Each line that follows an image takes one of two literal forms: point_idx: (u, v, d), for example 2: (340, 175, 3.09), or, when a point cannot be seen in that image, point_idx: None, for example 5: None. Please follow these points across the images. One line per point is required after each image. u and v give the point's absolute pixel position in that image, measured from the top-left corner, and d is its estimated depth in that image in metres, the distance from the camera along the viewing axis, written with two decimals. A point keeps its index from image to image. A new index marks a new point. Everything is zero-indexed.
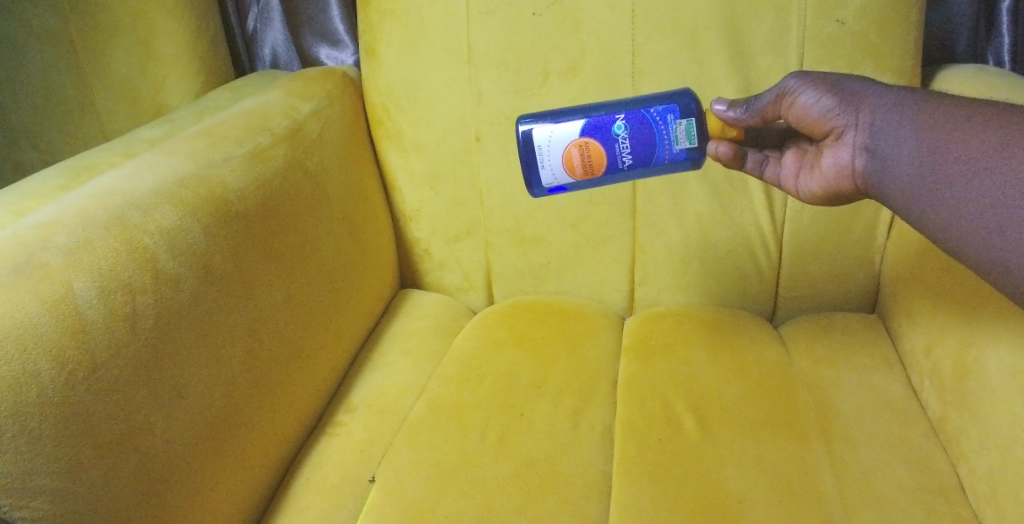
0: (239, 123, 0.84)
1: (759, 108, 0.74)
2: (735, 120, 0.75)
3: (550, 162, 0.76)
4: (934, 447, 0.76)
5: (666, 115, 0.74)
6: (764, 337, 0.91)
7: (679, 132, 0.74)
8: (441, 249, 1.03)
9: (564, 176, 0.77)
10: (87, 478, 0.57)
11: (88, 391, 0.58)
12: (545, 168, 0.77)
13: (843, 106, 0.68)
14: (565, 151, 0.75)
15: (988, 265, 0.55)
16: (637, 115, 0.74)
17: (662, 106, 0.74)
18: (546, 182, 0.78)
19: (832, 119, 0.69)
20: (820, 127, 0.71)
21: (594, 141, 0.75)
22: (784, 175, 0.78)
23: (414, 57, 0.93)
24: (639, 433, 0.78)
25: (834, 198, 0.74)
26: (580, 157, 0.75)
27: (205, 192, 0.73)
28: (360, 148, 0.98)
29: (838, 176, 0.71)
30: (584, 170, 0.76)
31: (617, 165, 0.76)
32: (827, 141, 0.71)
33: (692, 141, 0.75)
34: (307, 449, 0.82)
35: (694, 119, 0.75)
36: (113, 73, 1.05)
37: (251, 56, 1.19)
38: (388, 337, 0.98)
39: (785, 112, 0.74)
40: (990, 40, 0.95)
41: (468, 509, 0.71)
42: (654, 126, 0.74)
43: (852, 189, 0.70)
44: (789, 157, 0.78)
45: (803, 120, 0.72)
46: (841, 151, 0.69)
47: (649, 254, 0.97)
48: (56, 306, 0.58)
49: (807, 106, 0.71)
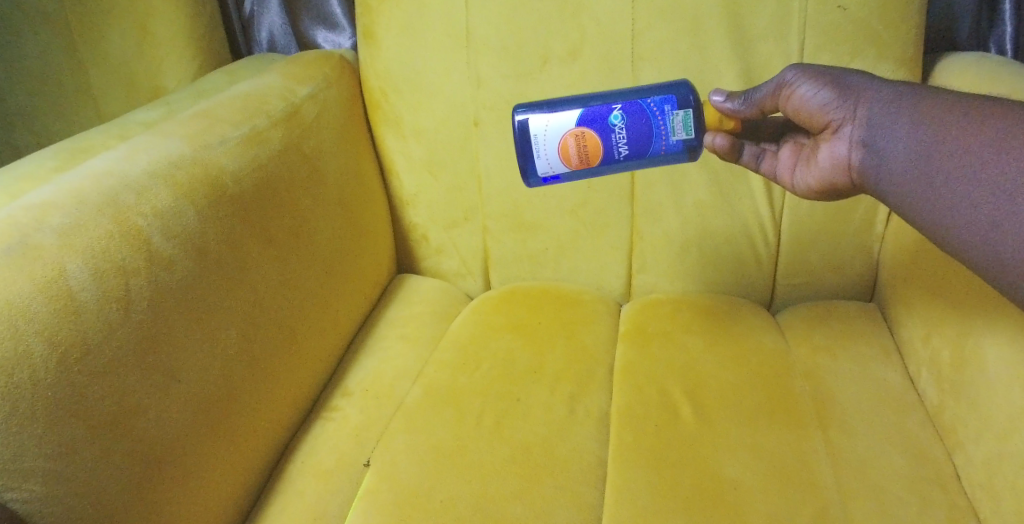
0: (235, 106, 0.83)
1: (757, 99, 0.74)
2: (733, 111, 0.75)
3: (546, 151, 0.75)
4: (931, 435, 0.75)
5: (664, 106, 0.74)
6: (762, 325, 0.91)
7: (676, 124, 0.74)
8: (439, 235, 1.03)
9: (560, 165, 0.76)
10: (80, 460, 0.57)
11: (81, 373, 0.58)
12: (541, 158, 0.76)
13: (841, 99, 0.68)
14: (561, 141, 0.75)
15: (982, 259, 0.55)
16: (634, 106, 0.73)
17: (659, 97, 0.74)
18: (542, 171, 0.77)
19: (829, 112, 0.68)
20: (817, 120, 0.70)
21: (590, 132, 0.74)
22: (780, 169, 0.77)
23: (412, 41, 0.92)
24: (635, 418, 0.78)
25: (829, 193, 0.73)
26: (576, 147, 0.75)
27: (199, 175, 0.73)
28: (357, 132, 0.97)
29: (834, 170, 0.70)
30: (580, 161, 0.75)
31: (613, 156, 0.75)
32: (824, 135, 0.71)
33: (689, 132, 0.75)
34: (303, 434, 0.82)
35: (691, 110, 0.74)
36: (109, 53, 1.04)
37: (248, 39, 1.17)
38: (384, 323, 0.97)
39: (783, 104, 0.73)
40: (993, 28, 0.94)
41: (464, 493, 0.71)
42: (651, 117, 0.74)
43: (848, 183, 0.70)
44: (786, 151, 0.77)
45: (801, 112, 0.71)
46: (837, 145, 0.69)
47: (648, 241, 0.96)
48: (48, 286, 0.57)
49: (805, 98, 0.70)
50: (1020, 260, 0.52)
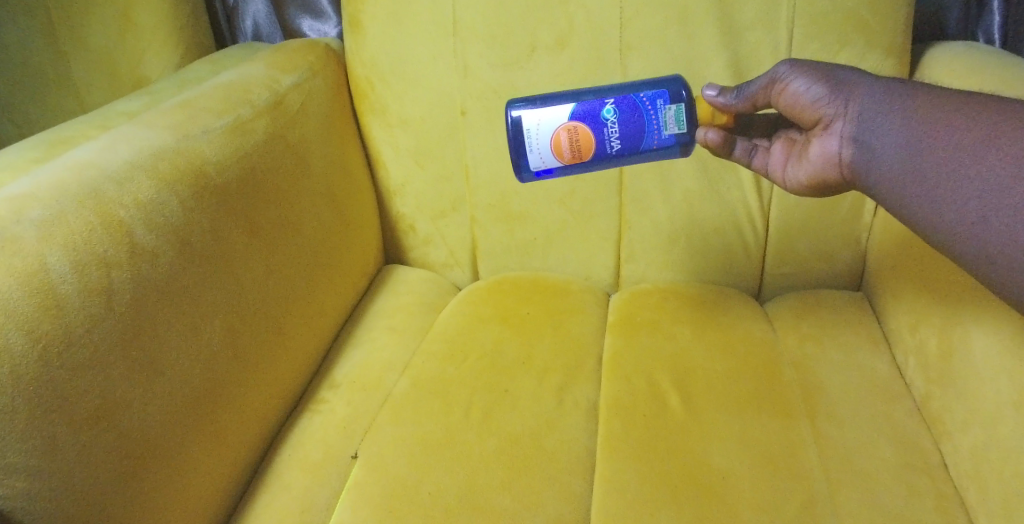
0: (218, 95, 0.82)
1: (750, 93, 0.73)
2: (726, 105, 0.75)
3: (539, 145, 0.75)
4: (917, 423, 0.76)
5: (656, 101, 0.73)
6: (750, 314, 0.91)
7: (668, 118, 0.74)
8: (427, 225, 1.02)
9: (552, 160, 0.75)
10: (64, 455, 0.56)
11: (62, 367, 0.57)
12: (533, 152, 0.75)
13: (833, 94, 0.67)
14: (554, 135, 0.74)
15: (970, 253, 0.55)
16: (626, 100, 0.73)
17: (652, 92, 0.74)
18: (534, 165, 0.76)
19: (822, 107, 0.68)
20: (809, 115, 0.69)
21: (583, 125, 0.73)
22: (771, 164, 0.77)
23: (398, 29, 0.91)
24: (624, 409, 0.78)
25: (821, 189, 0.72)
26: (568, 141, 0.74)
27: (182, 165, 0.72)
28: (343, 122, 0.96)
29: (826, 166, 0.69)
30: (572, 155, 0.75)
31: (606, 151, 0.75)
32: (815, 130, 0.70)
33: (682, 126, 0.74)
34: (289, 426, 0.81)
35: (684, 104, 0.74)
36: (90, 40, 1.03)
37: (233, 28, 1.15)
38: (372, 314, 0.96)
39: (776, 99, 0.72)
40: (981, 17, 0.94)
41: (452, 485, 0.70)
42: (643, 111, 0.73)
43: (839, 179, 0.69)
44: (778, 147, 0.76)
45: (793, 107, 0.71)
46: (829, 141, 0.67)
47: (636, 231, 0.96)
48: (28, 280, 0.56)
49: (798, 92, 0.70)
50: (1008, 255, 0.52)
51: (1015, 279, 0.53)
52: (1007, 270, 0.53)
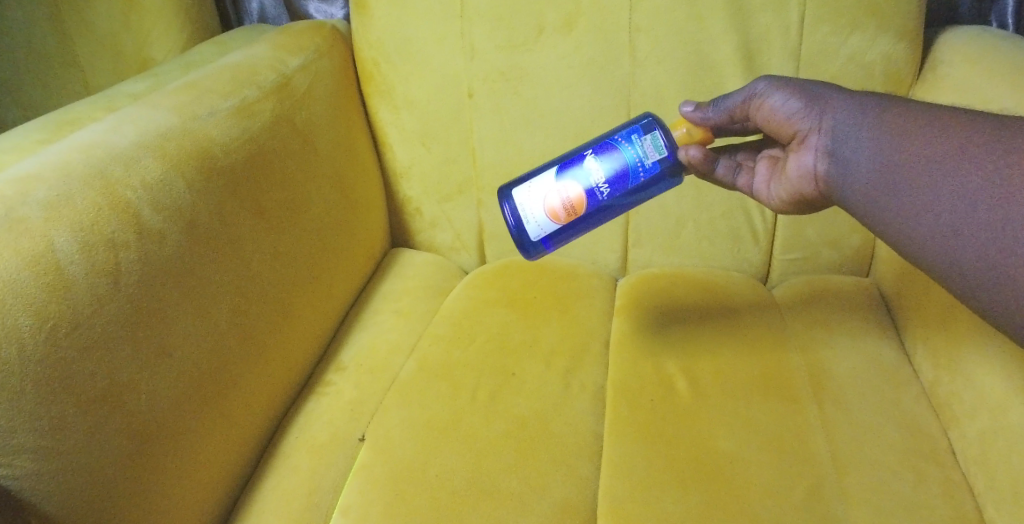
0: (224, 77, 0.81)
1: (727, 106, 0.73)
2: (703, 119, 0.73)
3: (534, 214, 0.74)
4: (925, 409, 0.76)
5: (630, 136, 0.72)
6: (758, 299, 0.90)
7: (647, 147, 0.72)
8: (433, 209, 1.02)
9: (550, 225, 0.74)
10: (70, 436, 0.56)
11: (70, 347, 0.57)
12: (530, 223, 0.74)
13: (807, 108, 0.67)
14: (545, 201, 0.73)
15: (940, 264, 0.54)
16: (602, 145, 0.73)
17: (626, 130, 0.73)
18: (535, 237, 0.75)
19: (797, 122, 0.67)
20: (785, 129, 0.69)
21: (570, 182, 0.73)
22: (756, 183, 0.76)
23: (404, 11, 0.91)
24: (630, 393, 0.78)
25: (801, 205, 0.72)
26: (561, 202, 0.73)
27: (188, 147, 0.71)
28: (349, 105, 0.96)
29: (802, 181, 0.69)
30: (568, 213, 0.73)
31: (597, 198, 0.72)
32: (791, 145, 0.70)
33: (662, 152, 0.72)
34: (297, 409, 0.81)
35: (659, 132, 0.72)
36: (96, 18, 1.02)
37: (238, 9, 1.15)
38: (378, 297, 0.96)
39: (754, 114, 0.73)
40: (995, 2, 0.92)
41: (458, 467, 0.71)
42: (621, 149, 0.72)
43: (815, 193, 0.68)
44: (762, 165, 0.76)
45: (771, 121, 0.71)
46: (804, 156, 0.67)
47: (643, 215, 0.96)
48: (35, 261, 0.56)
49: (775, 107, 0.70)
50: (978, 270, 0.51)
51: (984, 294, 0.51)
52: (982, 284, 0.51)
